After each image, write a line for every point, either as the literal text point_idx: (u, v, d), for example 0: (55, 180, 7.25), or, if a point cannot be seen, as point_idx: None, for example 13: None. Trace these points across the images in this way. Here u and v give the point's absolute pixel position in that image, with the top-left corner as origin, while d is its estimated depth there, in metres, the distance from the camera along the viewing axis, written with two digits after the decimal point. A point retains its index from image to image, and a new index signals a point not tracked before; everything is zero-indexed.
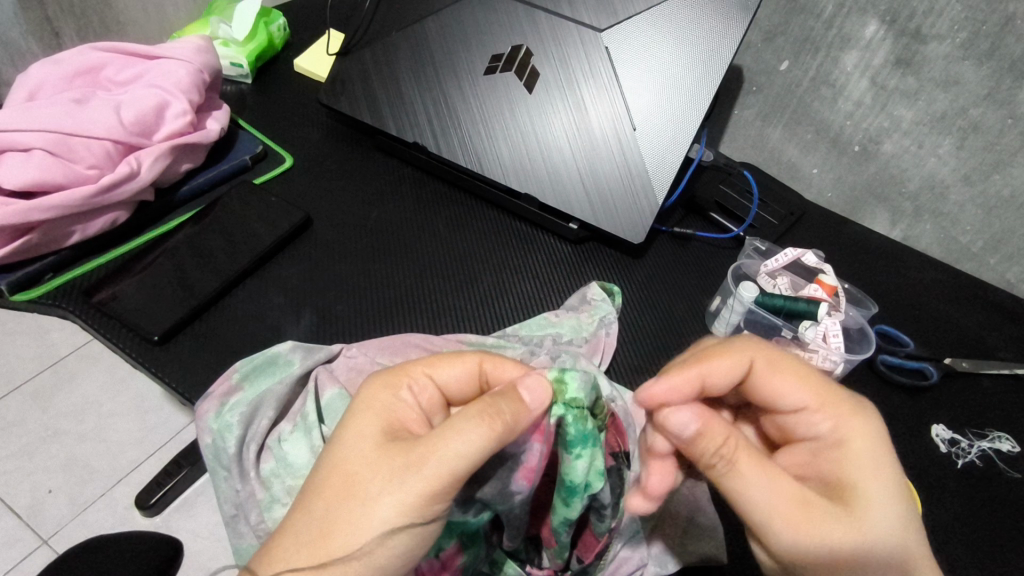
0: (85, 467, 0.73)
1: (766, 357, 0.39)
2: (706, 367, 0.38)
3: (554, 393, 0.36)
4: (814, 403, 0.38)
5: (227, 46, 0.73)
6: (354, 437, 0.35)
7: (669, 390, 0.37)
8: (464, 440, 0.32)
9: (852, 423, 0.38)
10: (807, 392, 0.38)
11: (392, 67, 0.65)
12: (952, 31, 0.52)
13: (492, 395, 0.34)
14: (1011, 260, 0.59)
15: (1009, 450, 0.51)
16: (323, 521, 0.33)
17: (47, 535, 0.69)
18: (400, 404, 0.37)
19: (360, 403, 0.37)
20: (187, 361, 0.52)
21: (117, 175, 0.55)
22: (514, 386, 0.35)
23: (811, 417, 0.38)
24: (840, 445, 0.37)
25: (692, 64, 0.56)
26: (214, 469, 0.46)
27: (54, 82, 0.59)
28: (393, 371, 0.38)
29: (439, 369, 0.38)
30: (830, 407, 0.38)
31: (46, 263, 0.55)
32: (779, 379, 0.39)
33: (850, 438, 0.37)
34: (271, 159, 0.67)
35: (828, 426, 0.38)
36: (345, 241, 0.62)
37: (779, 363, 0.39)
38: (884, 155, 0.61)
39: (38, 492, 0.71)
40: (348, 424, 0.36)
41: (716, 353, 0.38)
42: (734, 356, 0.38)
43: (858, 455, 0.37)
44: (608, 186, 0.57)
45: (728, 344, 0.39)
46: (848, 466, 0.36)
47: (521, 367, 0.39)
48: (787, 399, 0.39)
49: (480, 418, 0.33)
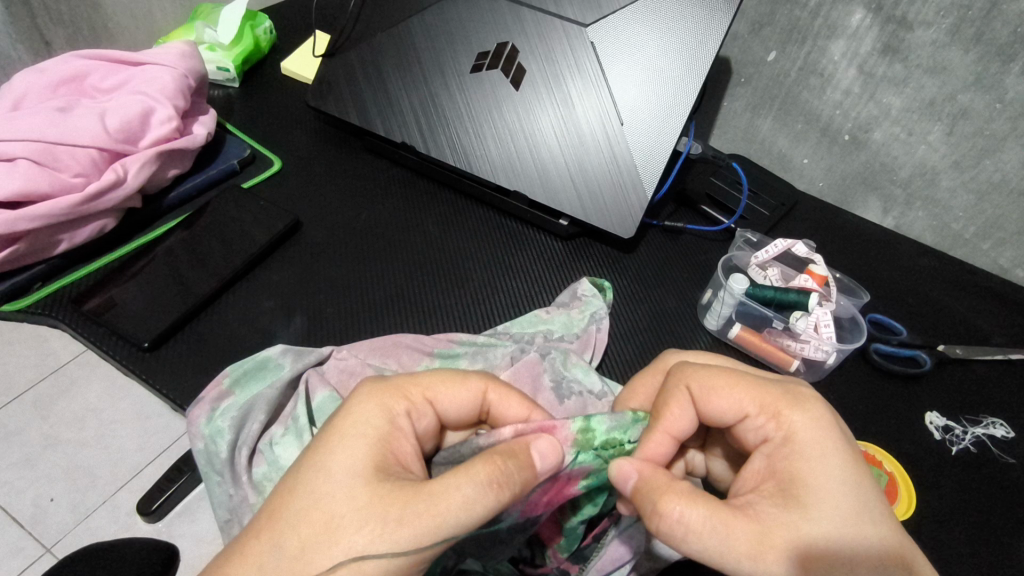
0: (87, 473, 0.61)
1: (699, 379, 0.39)
2: (665, 423, 0.38)
3: (577, 439, 0.37)
4: (755, 404, 0.38)
5: (213, 50, 0.72)
6: (343, 467, 0.33)
7: (655, 448, 0.38)
8: (468, 501, 0.32)
9: (791, 413, 0.37)
10: (744, 400, 0.38)
11: (378, 69, 0.65)
12: (938, 17, 0.51)
13: (504, 453, 0.34)
14: (1004, 245, 0.59)
15: (1003, 435, 0.51)
16: (292, 558, 0.31)
17: (50, 543, 0.57)
18: (395, 432, 0.36)
19: (351, 427, 0.35)
20: (177, 367, 0.52)
21: (102, 183, 0.55)
22: (527, 447, 0.35)
23: (755, 423, 0.38)
24: (789, 441, 0.36)
25: (678, 53, 0.56)
26: (207, 474, 0.46)
27: (38, 92, 0.59)
28: (392, 392, 0.37)
29: (441, 394, 0.39)
30: (779, 403, 0.37)
31: (33, 274, 0.55)
32: (715, 397, 0.39)
33: (800, 429, 0.36)
34: (259, 162, 0.67)
35: (772, 425, 0.37)
36: (334, 242, 0.62)
37: (711, 384, 0.39)
38: (873, 143, 0.61)
39: (40, 501, 0.59)
40: (335, 451, 0.34)
41: (666, 403, 0.39)
42: (677, 399, 0.39)
43: (813, 442, 0.36)
44: (596, 181, 0.57)
45: (668, 391, 0.40)
46: (801, 462, 0.35)
47: (525, 407, 0.40)
48: (728, 415, 0.38)
49: (489, 479, 0.33)
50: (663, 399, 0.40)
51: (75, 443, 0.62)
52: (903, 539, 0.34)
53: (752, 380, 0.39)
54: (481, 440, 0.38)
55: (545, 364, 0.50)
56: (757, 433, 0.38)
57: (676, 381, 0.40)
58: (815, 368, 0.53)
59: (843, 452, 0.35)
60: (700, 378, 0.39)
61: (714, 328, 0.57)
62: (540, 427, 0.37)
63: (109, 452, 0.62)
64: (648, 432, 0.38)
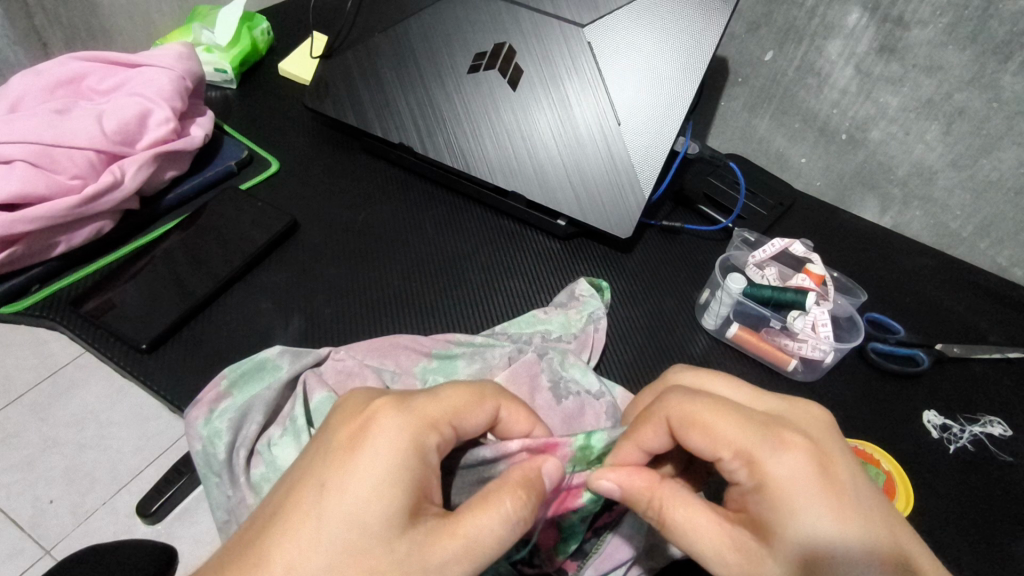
0: (87, 475, 0.61)
1: (679, 413, 0.38)
2: (636, 435, 0.39)
3: (574, 456, 0.38)
4: (732, 448, 0.36)
5: (211, 51, 0.72)
6: (375, 517, 0.32)
7: (625, 456, 0.39)
8: (501, 537, 0.33)
9: (766, 464, 0.35)
10: (722, 443, 0.36)
11: (376, 70, 0.65)
12: (934, 17, 0.51)
13: (524, 483, 0.34)
14: (1001, 244, 0.59)
15: (1001, 434, 0.51)
16: None
17: (50, 545, 0.58)
18: (425, 467, 0.34)
19: (378, 465, 0.33)
20: (176, 368, 0.52)
21: (100, 185, 0.55)
22: (539, 472, 0.36)
23: (730, 466, 0.36)
24: (761, 491, 0.35)
25: (675, 54, 0.56)
26: (205, 476, 0.45)
27: (36, 94, 0.59)
28: (422, 424, 0.35)
29: (465, 423, 0.36)
30: (756, 451, 0.35)
31: (31, 275, 0.55)
32: (692, 435, 0.37)
33: (773, 480, 0.34)
34: (257, 163, 0.68)
35: (746, 471, 0.36)
36: (332, 243, 0.62)
37: (690, 420, 0.37)
38: (871, 142, 0.61)
39: (39, 503, 0.59)
40: (362, 494, 0.32)
41: (641, 422, 0.39)
42: (653, 423, 0.38)
43: (787, 494, 0.34)
44: (594, 180, 0.57)
45: (646, 411, 0.39)
46: (770, 513, 0.34)
47: (529, 420, 0.40)
48: (706, 453, 0.37)
49: (519, 514, 0.33)
50: (641, 415, 0.39)
51: (75, 445, 0.62)
52: (891, 557, 0.33)
53: (733, 420, 0.36)
54: (487, 452, 0.38)
55: (543, 364, 0.50)
56: (731, 475, 0.36)
57: (656, 408, 0.39)
58: (813, 367, 0.53)
59: (822, 499, 0.34)
60: (678, 411, 0.38)
61: (712, 328, 0.57)
62: (544, 444, 0.38)
63: (109, 454, 0.62)
64: (621, 442, 0.39)
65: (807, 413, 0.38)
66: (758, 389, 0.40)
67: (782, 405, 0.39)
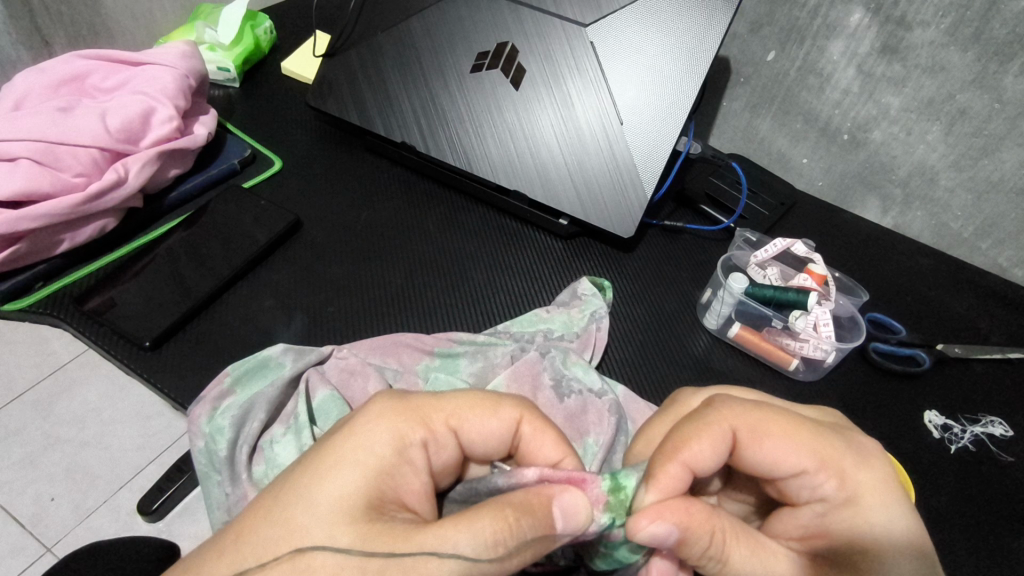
0: (88, 473, 0.61)
1: (747, 423, 0.37)
2: (684, 455, 0.36)
3: (609, 502, 0.34)
4: (816, 459, 0.36)
5: (213, 50, 0.73)
6: (332, 496, 0.33)
7: (669, 482, 0.35)
8: (464, 558, 0.31)
9: (856, 472, 0.36)
10: (805, 454, 0.36)
11: (379, 69, 0.65)
12: (937, 17, 0.52)
13: (519, 507, 0.32)
14: (1003, 244, 0.59)
15: (1002, 434, 0.51)
16: None
17: (51, 543, 0.57)
18: (404, 460, 0.35)
19: (353, 451, 0.34)
20: (178, 366, 0.52)
21: (104, 183, 0.55)
22: (549, 502, 0.32)
23: (812, 481, 0.36)
24: (849, 503, 0.36)
25: (677, 54, 0.56)
26: (207, 474, 0.46)
27: (39, 91, 0.59)
28: (411, 418, 0.36)
29: (465, 423, 0.38)
30: (842, 461, 0.36)
31: (34, 273, 0.55)
32: (771, 445, 0.37)
33: (862, 489, 0.36)
34: (260, 162, 0.68)
35: (833, 483, 0.36)
36: (333, 242, 0.62)
37: (764, 431, 0.37)
38: (872, 142, 0.61)
39: (41, 501, 0.59)
40: (328, 477, 0.33)
41: (695, 435, 0.37)
42: (712, 436, 0.37)
43: (879, 502, 0.35)
44: (595, 177, 0.57)
45: (703, 422, 0.37)
46: (864, 525, 0.35)
47: (558, 450, 0.38)
48: (783, 466, 0.37)
49: (495, 538, 0.31)
50: (695, 428, 0.37)
51: (76, 443, 0.62)
52: None
53: (807, 431, 0.37)
54: (501, 480, 0.35)
55: (545, 363, 0.51)
56: (814, 488, 0.36)
57: (717, 419, 0.37)
58: (814, 367, 0.54)
59: (903, 503, 0.36)
60: (748, 424, 0.37)
61: (714, 328, 0.57)
62: (569, 477, 0.34)
63: (110, 452, 0.62)
64: (666, 462, 0.36)
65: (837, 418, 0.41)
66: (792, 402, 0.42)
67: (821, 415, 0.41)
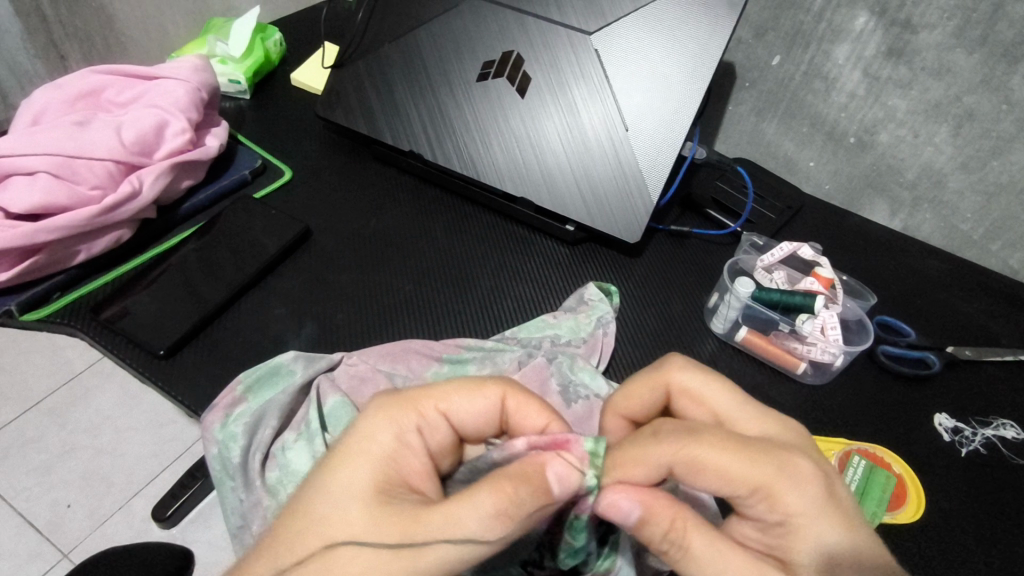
0: (104, 480, 0.67)
1: (682, 456, 0.36)
2: (620, 475, 0.36)
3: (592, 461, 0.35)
4: (749, 485, 0.35)
5: (224, 63, 0.74)
6: (344, 489, 0.33)
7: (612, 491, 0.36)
8: (472, 536, 0.31)
9: (787, 495, 0.34)
10: (738, 482, 0.35)
11: (387, 79, 0.66)
12: (942, 19, 0.52)
13: (518, 478, 0.32)
14: (1013, 246, 0.59)
15: (1014, 436, 0.51)
16: None
17: (67, 550, 0.64)
18: (405, 446, 0.36)
19: (359, 445, 0.35)
20: (190, 374, 0.53)
21: (119, 195, 0.56)
22: (542, 468, 0.33)
23: (746, 502, 0.35)
24: (784, 523, 0.34)
25: (682, 61, 0.57)
26: (221, 480, 0.47)
27: (57, 107, 0.61)
28: (404, 406, 0.37)
29: (453, 404, 0.38)
30: (773, 484, 0.35)
31: (52, 283, 0.56)
32: (703, 475, 0.35)
33: (795, 513, 0.34)
34: (270, 173, 0.69)
35: (765, 505, 0.35)
36: (342, 250, 0.63)
37: (699, 464, 0.35)
38: (879, 145, 0.61)
39: (57, 507, 0.66)
40: (339, 471, 0.34)
41: (630, 460, 0.36)
42: (648, 463, 0.36)
43: (810, 524, 0.34)
44: (601, 184, 0.57)
45: (642, 451, 0.36)
46: (796, 545, 0.34)
47: (543, 416, 0.39)
48: (719, 489, 0.36)
49: (497, 510, 0.31)
50: (632, 453, 0.36)
51: (92, 450, 0.68)
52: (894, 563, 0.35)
53: (742, 455, 0.35)
54: (496, 454, 0.36)
55: (553, 368, 0.52)
56: (748, 508, 0.36)
57: (655, 446, 0.36)
58: (823, 370, 0.53)
59: (835, 521, 0.34)
60: (684, 454, 0.36)
61: (721, 332, 0.57)
62: (554, 441, 0.35)
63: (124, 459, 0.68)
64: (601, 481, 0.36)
65: (793, 433, 0.38)
66: (759, 408, 0.40)
67: (776, 429, 0.39)
